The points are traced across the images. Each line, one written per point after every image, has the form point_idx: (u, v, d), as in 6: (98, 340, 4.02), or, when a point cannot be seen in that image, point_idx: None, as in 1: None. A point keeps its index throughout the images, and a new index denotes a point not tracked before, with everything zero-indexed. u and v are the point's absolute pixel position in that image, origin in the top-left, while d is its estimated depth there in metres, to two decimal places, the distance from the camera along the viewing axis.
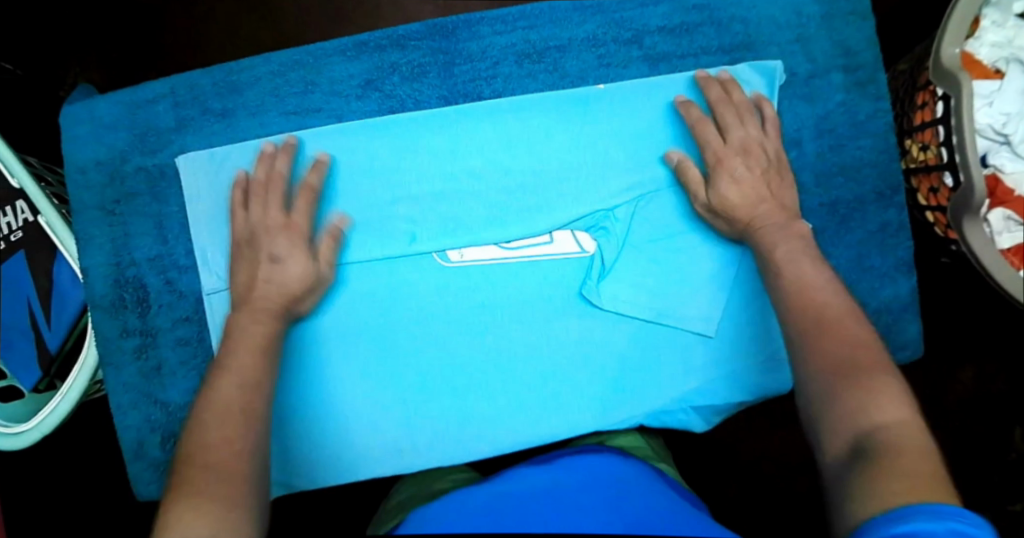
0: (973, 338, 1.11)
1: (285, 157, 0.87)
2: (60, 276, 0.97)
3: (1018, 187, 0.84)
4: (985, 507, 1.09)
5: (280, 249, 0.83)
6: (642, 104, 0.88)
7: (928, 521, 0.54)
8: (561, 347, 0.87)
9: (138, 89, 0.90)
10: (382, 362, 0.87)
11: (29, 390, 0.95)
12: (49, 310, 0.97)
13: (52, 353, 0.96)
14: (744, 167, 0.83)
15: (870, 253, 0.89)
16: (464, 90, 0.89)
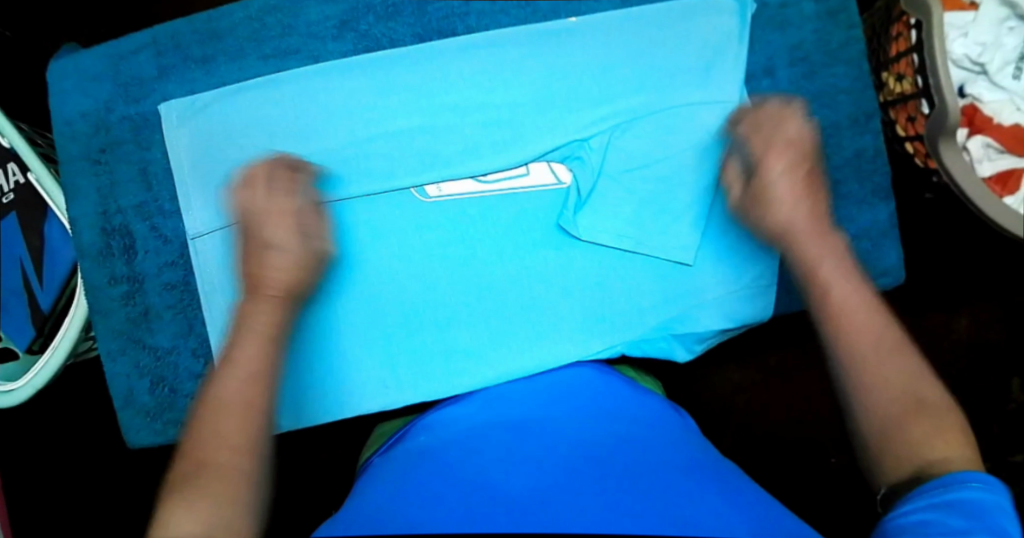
0: (961, 268, 1.15)
1: (265, 99, 0.88)
2: (52, 233, 0.98)
3: (995, 115, 0.92)
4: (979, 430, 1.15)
5: (278, 236, 0.79)
6: (614, 38, 0.87)
7: (985, 490, 0.55)
8: (539, 274, 0.87)
9: (119, 41, 0.90)
10: (357, 288, 0.87)
11: (24, 350, 0.98)
12: (41, 266, 0.98)
13: (44, 312, 0.98)
14: (790, 162, 0.77)
15: (847, 180, 0.88)
16: (439, 28, 0.89)
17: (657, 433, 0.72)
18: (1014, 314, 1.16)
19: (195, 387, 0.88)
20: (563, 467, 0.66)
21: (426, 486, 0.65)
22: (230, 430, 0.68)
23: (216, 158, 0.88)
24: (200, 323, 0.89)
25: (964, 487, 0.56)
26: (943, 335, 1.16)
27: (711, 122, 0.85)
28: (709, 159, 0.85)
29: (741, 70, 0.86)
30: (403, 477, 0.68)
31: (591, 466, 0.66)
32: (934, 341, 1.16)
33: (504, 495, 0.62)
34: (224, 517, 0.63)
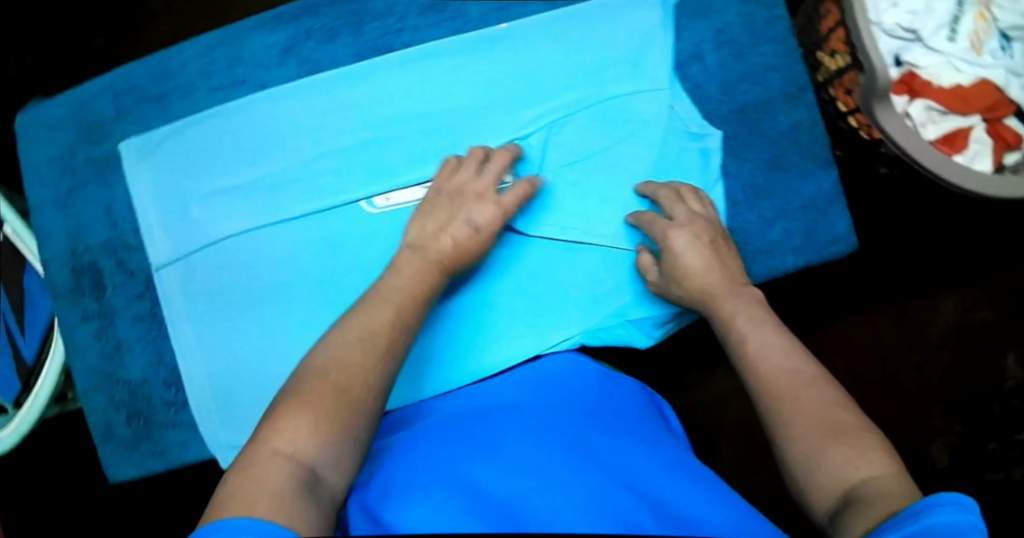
0: (914, 244, 1.18)
1: (219, 129, 0.90)
2: (30, 282, 0.94)
3: (933, 79, 0.94)
4: (952, 392, 1.18)
5: (478, 218, 0.85)
6: (544, 40, 0.93)
7: (951, 512, 0.59)
8: (498, 276, 0.93)
9: (79, 88, 0.92)
10: (331, 293, 0.88)
11: (8, 402, 0.92)
12: (23, 319, 0.93)
13: (29, 363, 0.93)
14: (691, 237, 0.87)
15: (786, 151, 0.95)
16: (376, 46, 0.92)
17: (627, 439, 0.80)
18: (999, 297, 1.18)
19: (171, 416, 0.87)
20: (540, 467, 0.73)
21: (411, 483, 0.71)
22: (373, 382, 0.74)
23: (174, 190, 0.89)
24: (170, 352, 0.88)
25: (931, 514, 0.59)
26: (931, 321, 1.19)
27: (644, 109, 0.93)
28: (645, 145, 0.93)
29: (669, 57, 0.93)
30: (384, 481, 0.73)
31: (564, 467, 0.73)
32: (922, 329, 1.19)
33: (485, 499, 0.68)
34: (332, 450, 0.69)
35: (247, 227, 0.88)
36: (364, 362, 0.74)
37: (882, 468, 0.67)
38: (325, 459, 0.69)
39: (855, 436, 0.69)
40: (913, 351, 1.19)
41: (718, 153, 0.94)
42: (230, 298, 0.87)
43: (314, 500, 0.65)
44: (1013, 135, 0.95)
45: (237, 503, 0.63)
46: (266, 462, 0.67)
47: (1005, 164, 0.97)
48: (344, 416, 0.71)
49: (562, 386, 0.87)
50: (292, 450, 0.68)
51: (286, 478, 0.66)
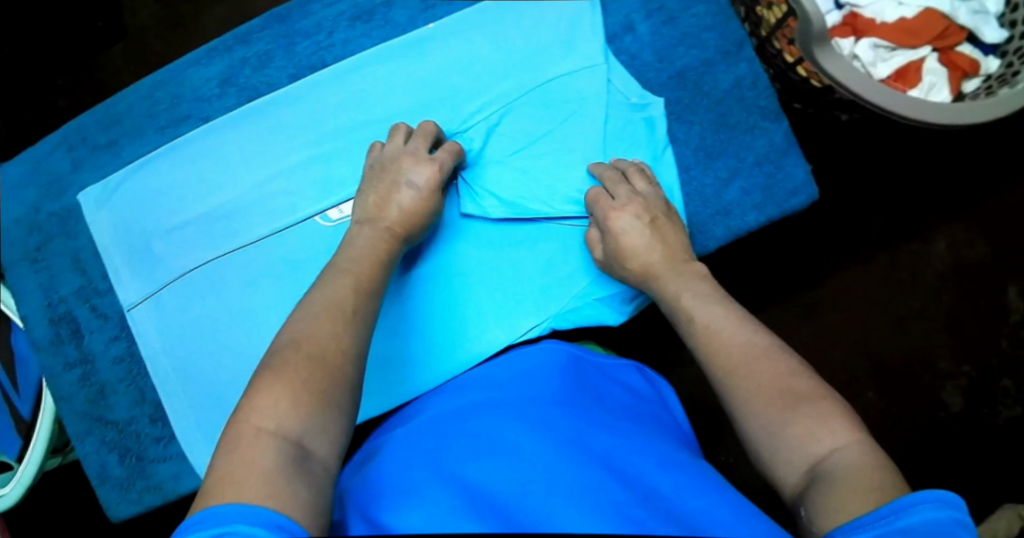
0: (873, 185, 1.22)
1: (168, 168, 0.92)
2: (18, 345, 1.03)
3: (877, 16, 0.95)
4: (930, 322, 1.22)
5: (420, 180, 0.83)
6: (474, 33, 0.92)
7: (932, 509, 0.57)
8: (459, 269, 0.89)
9: (36, 147, 0.95)
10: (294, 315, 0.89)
11: (13, 459, 0.98)
12: (16, 378, 1.01)
13: (27, 419, 1.00)
14: (633, 217, 0.83)
15: (732, 110, 0.91)
16: (310, 63, 0.93)
17: (615, 430, 0.73)
18: (991, 231, 1.22)
19: (159, 450, 0.91)
20: (535, 458, 0.67)
21: (398, 485, 0.66)
22: (346, 340, 0.70)
23: (134, 232, 0.92)
24: (151, 389, 0.91)
25: (902, 517, 0.57)
26: (925, 263, 1.22)
27: (582, 87, 0.90)
28: (589, 123, 0.90)
29: (600, 33, 0.91)
30: (364, 498, 0.67)
31: (561, 456, 0.67)
32: (917, 272, 1.22)
33: (476, 496, 0.64)
34: (320, 422, 0.64)
35: (206, 259, 0.91)
36: (346, 319, 0.71)
37: (846, 436, 0.65)
38: (309, 429, 0.64)
39: (816, 403, 0.67)
40: (889, 287, 1.22)
41: (664, 120, 0.90)
42: (203, 330, 0.90)
43: (305, 476, 0.61)
44: (969, 61, 0.96)
45: (222, 489, 0.59)
46: (251, 440, 0.62)
47: (965, 92, 0.98)
48: (332, 389, 0.66)
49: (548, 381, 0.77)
50: (279, 427, 0.63)
51: (276, 455, 0.61)
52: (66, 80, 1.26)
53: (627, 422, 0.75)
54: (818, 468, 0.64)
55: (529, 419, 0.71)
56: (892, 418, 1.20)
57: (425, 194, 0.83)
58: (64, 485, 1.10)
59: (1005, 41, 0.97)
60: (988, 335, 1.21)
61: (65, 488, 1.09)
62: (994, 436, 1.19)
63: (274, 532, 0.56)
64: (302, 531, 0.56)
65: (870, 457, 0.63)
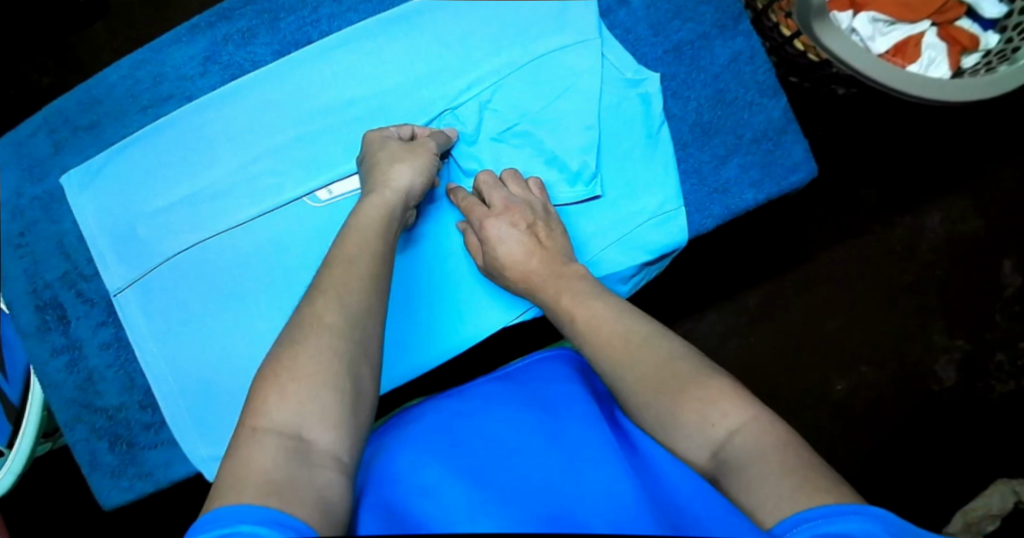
0: (870, 157, 1.21)
1: (155, 148, 0.89)
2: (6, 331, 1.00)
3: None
4: (927, 296, 1.21)
5: (381, 151, 0.82)
6: (464, 8, 0.90)
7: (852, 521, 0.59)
8: (452, 244, 0.87)
9: (15, 130, 0.92)
10: (287, 295, 0.88)
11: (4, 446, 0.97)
12: (4, 363, 1.00)
13: (17, 405, 0.99)
14: (507, 225, 0.81)
15: (729, 85, 0.89)
16: (295, 40, 0.91)
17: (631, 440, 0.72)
18: (986, 204, 1.21)
19: (150, 437, 0.90)
20: (561, 482, 0.66)
21: (419, 489, 0.66)
22: (331, 321, 0.68)
23: (119, 216, 0.89)
24: (140, 375, 0.90)
25: (796, 533, 0.60)
26: (920, 238, 1.21)
27: (575, 62, 0.88)
28: (583, 99, 0.88)
29: (593, 6, 0.89)
30: (378, 477, 0.68)
31: (575, 462, 0.68)
32: (911, 247, 1.21)
33: (490, 493, 0.65)
34: (319, 409, 0.64)
35: (191, 242, 0.89)
36: (327, 296, 0.70)
37: None
38: (309, 420, 0.64)
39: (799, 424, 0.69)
40: (885, 262, 1.21)
41: (659, 96, 0.88)
42: (191, 314, 0.89)
43: (310, 474, 0.62)
44: (968, 36, 0.95)
45: (228, 491, 0.61)
46: (249, 440, 0.63)
47: (963, 68, 0.97)
48: (328, 367, 0.66)
49: (559, 395, 0.76)
50: (276, 423, 0.64)
51: (275, 454, 0.62)
52: (49, 59, 1.22)
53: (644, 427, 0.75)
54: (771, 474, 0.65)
55: (547, 424, 0.72)
56: (889, 392, 1.20)
57: (393, 145, 0.82)
58: (56, 470, 1.08)
59: (1004, 17, 0.95)
60: (982, 309, 1.21)
61: (56, 473, 1.08)
62: (988, 410, 1.20)
63: (278, 530, 0.57)
64: (305, 528, 0.58)
65: None
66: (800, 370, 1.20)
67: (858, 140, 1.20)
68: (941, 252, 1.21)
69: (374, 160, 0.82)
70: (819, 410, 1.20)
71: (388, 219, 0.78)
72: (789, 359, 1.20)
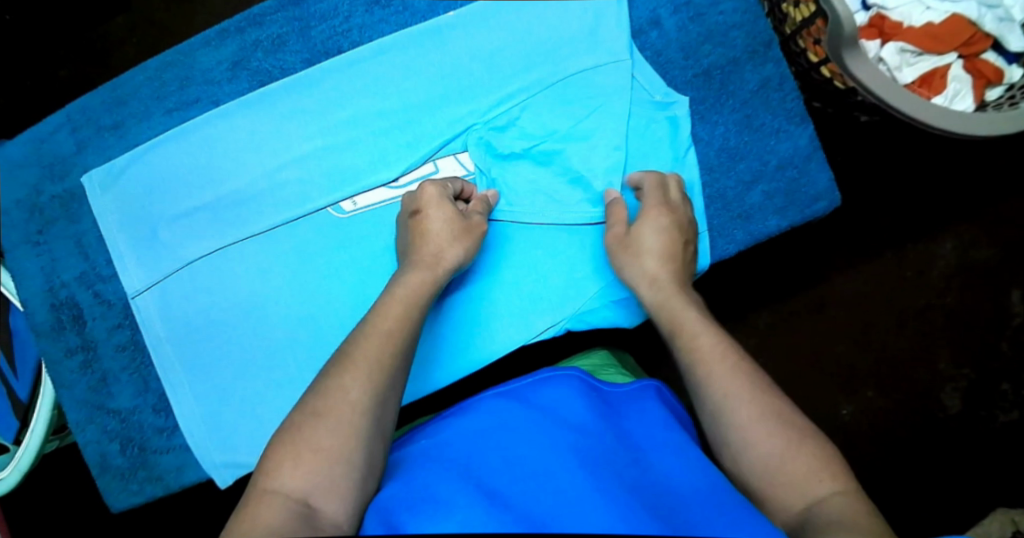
0: (886, 183, 1.21)
1: (179, 152, 0.89)
2: (17, 325, 1.00)
3: (904, 19, 0.94)
4: (937, 323, 1.22)
5: (437, 226, 0.81)
6: (495, 24, 0.90)
7: None
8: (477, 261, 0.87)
9: (36, 125, 0.91)
10: (308, 304, 0.88)
11: (10, 441, 0.96)
12: (13, 358, 0.98)
13: (25, 402, 0.98)
14: (659, 228, 0.83)
15: (757, 111, 0.89)
16: (324, 49, 0.90)
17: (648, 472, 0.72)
18: (998, 233, 1.22)
19: (163, 441, 0.89)
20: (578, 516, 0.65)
21: (431, 506, 0.65)
22: (354, 397, 0.70)
23: (141, 219, 0.89)
24: (155, 379, 0.90)
25: None
26: (931, 265, 1.22)
27: (605, 83, 0.89)
28: (611, 120, 0.88)
29: (625, 28, 0.89)
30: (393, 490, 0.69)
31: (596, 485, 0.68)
32: (923, 273, 1.22)
33: (508, 514, 0.65)
34: (329, 482, 0.67)
35: (213, 248, 0.88)
36: (355, 371, 0.71)
37: (844, 482, 0.68)
38: (319, 488, 0.67)
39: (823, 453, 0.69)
40: (896, 288, 1.22)
41: (688, 120, 0.88)
42: (210, 320, 0.88)
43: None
44: (993, 69, 0.95)
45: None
46: (261, 499, 0.67)
47: (988, 100, 0.97)
48: (344, 442, 0.68)
49: (579, 422, 0.74)
50: (288, 488, 0.67)
51: (282, 517, 0.65)
52: (65, 50, 1.21)
53: (665, 460, 0.73)
54: (812, 510, 0.67)
55: (561, 444, 0.71)
56: (895, 418, 1.21)
57: (443, 226, 0.81)
58: (61, 467, 1.08)
59: None
60: (989, 338, 1.22)
61: (61, 470, 1.07)
62: (992, 438, 1.20)
63: None
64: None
65: (863, 508, 0.66)
66: (808, 392, 1.21)
67: (874, 166, 1.21)
68: (952, 280, 1.22)
69: (427, 234, 0.81)
70: (824, 432, 1.22)
71: (422, 292, 0.79)
72: (796, 382, 1.21)
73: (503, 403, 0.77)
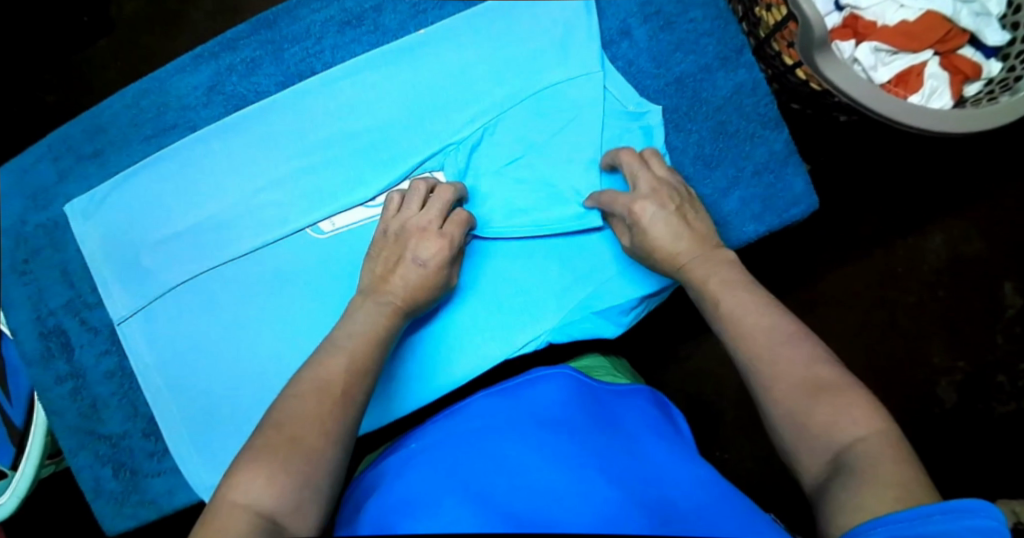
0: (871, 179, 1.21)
1: (158, 180, 0.90)
2: (10, 355, 1.02)
3: (878, 18, 0.95)
4: (929, 317, 1.21)
5: (424, 252, 0.81)
6: (466, 39, 0.90)
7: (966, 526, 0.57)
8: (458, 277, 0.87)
9: (17, 157, 0.93)
10: (291, 324, 0.88)
11: (8, 467, 0.98)
12: (7, 386, 1.00)
13: (20, 427, 0.99)
14: (657, 207, 0.81)
15: (730, 117, 0.89)
16: (299, 71, 0.91)
17: (640, 464, 0.72)
18: (987, 224, 1.21)
19: (154, 465, 0.90)
20: (575, 506, 0.66)
21: (425, 505, 0.66)
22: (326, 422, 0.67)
23: (125, 246, 0.90)
24: (144, 403, 0.90)
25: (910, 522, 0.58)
26: (921, 262, 1.21)
27: (577, 95, 0.89)
28: (584, 132, 0.88)
29: (594, 39, 0.89)
30: (379, 505, 0.69)
31: (586, 481, 0.68)
32: (913, 267, 1.22)
33: (504, 505, 0.65)
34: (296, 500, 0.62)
35: (194, 273, 0.89)
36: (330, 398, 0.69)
37: None
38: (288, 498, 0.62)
39: None
40: (886, 283, 1.22)
41: (661, 130, 0.88)
42: (194, 344, 0.89)
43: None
44: (971, 65, 0.95)
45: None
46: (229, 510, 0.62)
47: (966, 96, 0.97)
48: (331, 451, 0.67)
49: (564, 419, 0.75)
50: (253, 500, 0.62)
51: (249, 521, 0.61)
52: (54, 76, 1.23)
53: (654, 454, 0.74)
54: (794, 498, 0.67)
55: (548, 439, 0.72)
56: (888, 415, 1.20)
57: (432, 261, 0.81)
58: (59, 491, 1.09)
59: (1006, 45, 0.96)
60: (983, 331, 1.21)
61: (59, 494, 1.09)
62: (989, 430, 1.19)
63: None
64: None
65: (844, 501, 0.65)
66: None
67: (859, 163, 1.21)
68: (942, 274, 1.21)
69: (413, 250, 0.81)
70: None
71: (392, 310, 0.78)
72: None
73: (491, 403, 0.78)
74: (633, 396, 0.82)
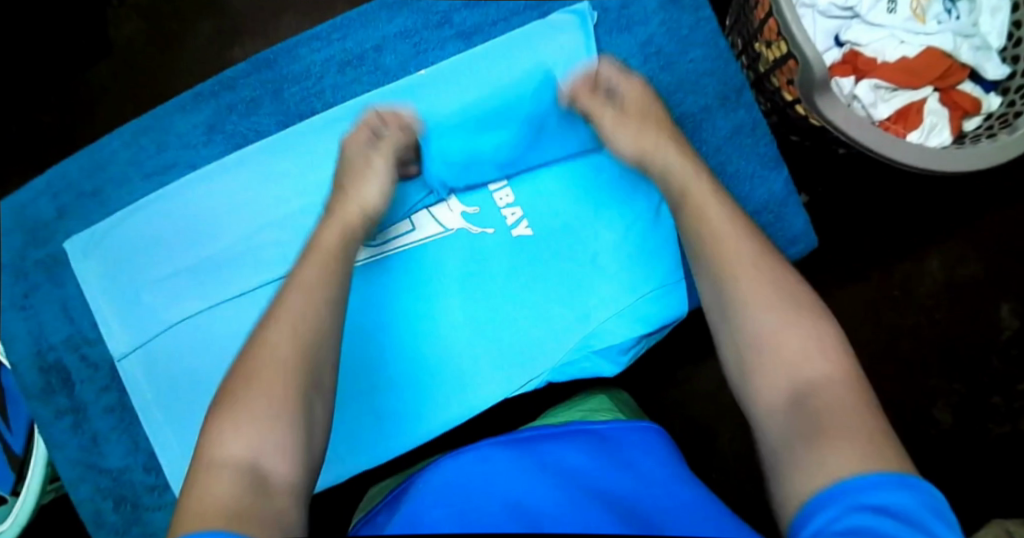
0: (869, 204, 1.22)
1: (157, 219, 0.90)
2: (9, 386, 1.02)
3: (878, 56, 0.94)
4: (926, 338, 1.22)
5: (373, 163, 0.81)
6: (467, 80, 0.90)
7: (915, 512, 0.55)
8: (458, 316, 0.88)
9: (16, 193, 0.93)
10: None
11: (8, 493, 0.96)
12: (7, 415, 1.00)
13: (20, 454, 0.99)
14: (616, 115, 0.82)
15: (730, 157, 0.89)
16: (299, 111, 0.91)
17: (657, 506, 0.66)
18: (984, 247, 1.22)
19: (155, 499, 0.90)
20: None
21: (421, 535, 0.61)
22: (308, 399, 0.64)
23: (126, 285, 0.90)
24: (145, 437, 0.91)
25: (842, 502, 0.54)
26: (919, 284, 1.22)
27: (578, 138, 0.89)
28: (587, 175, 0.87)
29: None
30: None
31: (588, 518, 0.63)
32: (910, 290, 1.22)
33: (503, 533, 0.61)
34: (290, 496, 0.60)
35: (195, 311, 0.89)
36: None
37: None
38: (267, 454, 0.60)
39: None
40: (884, 305, 1.22)
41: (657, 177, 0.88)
42: (195, 381, 0.89)
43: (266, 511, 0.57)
44: (971, 101, 0.95)
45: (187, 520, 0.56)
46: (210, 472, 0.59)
47: (965, 131, 0.97)
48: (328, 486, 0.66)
49: (570, 469, 0.71)
50: (233, 454, 0.60)
51: (231, 485, 0.58)
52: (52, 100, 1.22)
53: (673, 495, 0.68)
54: None
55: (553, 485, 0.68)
56: None
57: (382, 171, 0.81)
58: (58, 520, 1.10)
59: (1006, 79, 0.96)
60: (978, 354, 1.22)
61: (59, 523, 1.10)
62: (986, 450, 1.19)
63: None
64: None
65: None
66: None
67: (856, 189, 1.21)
68: (939, 296, 1.22)
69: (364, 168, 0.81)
70: None
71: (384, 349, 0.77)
72: None
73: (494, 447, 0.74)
74: (653, 443, 0.76)
